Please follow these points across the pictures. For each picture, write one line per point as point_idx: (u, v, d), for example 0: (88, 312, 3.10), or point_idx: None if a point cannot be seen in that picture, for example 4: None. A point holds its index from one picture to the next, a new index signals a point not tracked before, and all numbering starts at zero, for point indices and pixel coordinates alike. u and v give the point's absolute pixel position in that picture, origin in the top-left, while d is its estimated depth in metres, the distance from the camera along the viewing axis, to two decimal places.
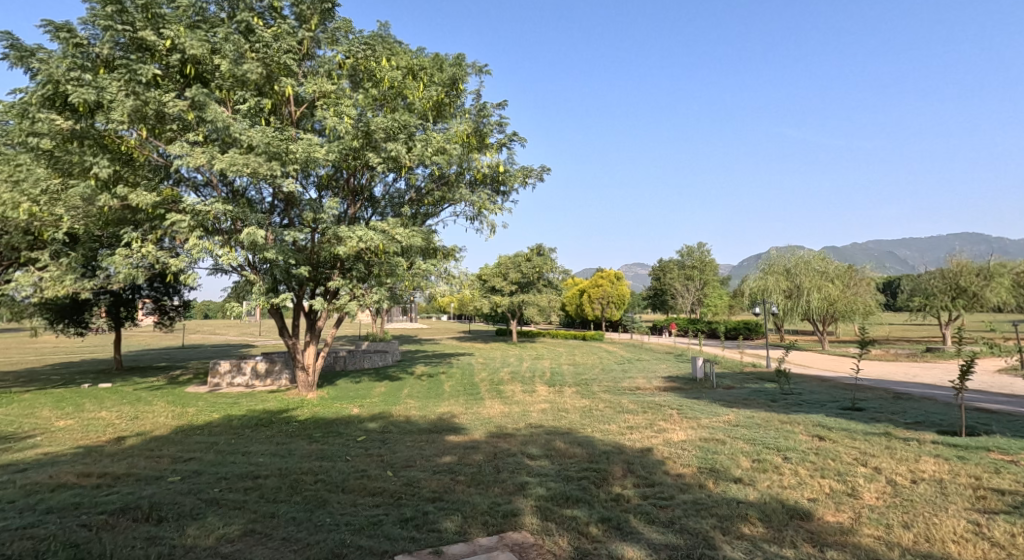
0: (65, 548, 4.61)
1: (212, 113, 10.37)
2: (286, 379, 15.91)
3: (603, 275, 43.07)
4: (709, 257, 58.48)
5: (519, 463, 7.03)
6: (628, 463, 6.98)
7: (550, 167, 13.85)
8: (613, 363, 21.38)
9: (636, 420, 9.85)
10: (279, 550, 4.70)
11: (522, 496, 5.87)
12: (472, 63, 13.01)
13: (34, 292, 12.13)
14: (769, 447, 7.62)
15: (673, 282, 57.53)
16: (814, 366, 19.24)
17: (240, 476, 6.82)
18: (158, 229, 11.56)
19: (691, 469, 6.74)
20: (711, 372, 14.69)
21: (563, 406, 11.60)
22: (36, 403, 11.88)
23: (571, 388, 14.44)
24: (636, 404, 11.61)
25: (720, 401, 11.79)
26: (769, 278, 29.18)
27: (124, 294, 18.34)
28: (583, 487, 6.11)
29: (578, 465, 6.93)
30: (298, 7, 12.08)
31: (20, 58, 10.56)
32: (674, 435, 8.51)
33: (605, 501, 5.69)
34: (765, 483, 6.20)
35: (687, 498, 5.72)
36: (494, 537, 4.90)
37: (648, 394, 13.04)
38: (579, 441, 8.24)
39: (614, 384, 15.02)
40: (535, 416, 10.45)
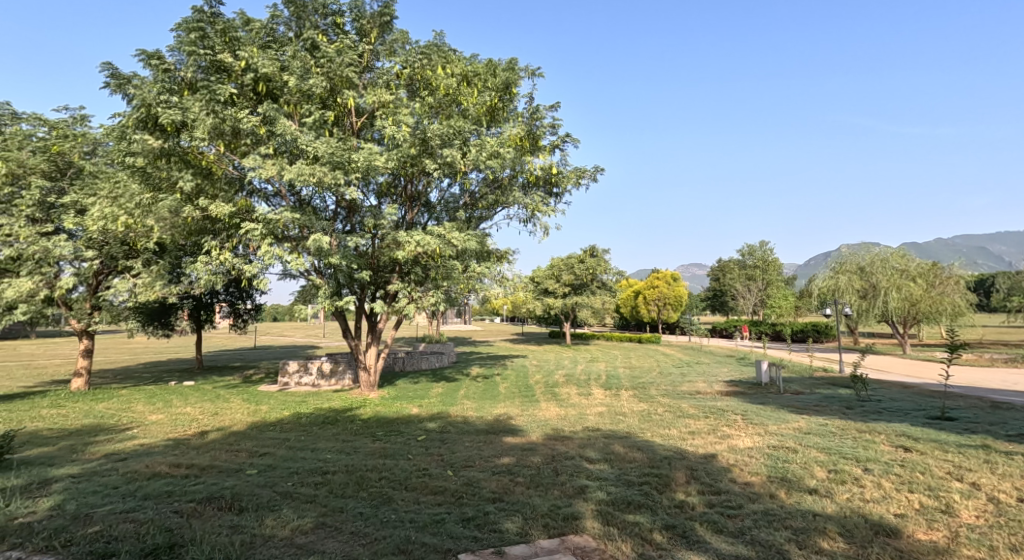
0: (161, 532, 5.01)
1: (282, 127, 10.95)
2: (349, 379, 16.54)
3: (660, 275, 42.10)
4: (772, 256, 56.05)
5: (578, 466, 7.04)
6: (691, 470, 6.85)
7: (605, 168, 13.69)
8: (671, 366, 20.96)
9: (698, 425, 9.64)
10: (349, 543, 4.93)
11: (583, 499, 5.89)
12: (525, 66, 13.06)
13: (129, 297, 13.17)
14: (846, 457, 7.28)
15: (734, 283, 55.44)
16: (895, 371, 18.13)
17: (310, 471, 7.17)
18: (234, 238, 12.34)
19: (760, 478, 6.54)
20: (778, 376, 14.11)
21: (621, 410, 11.49)
22: (132, 398, 12.93)
23: (628, 391, 14.27)
24: (697, 408, 11.36)
25: (787, 407, 11.34)
26: (840, 277, 27.65)
27: (204, 298, 19.56)
28: (646, 492, 6.06)
29: (640, 469, 6.86)
30: (358, 21, 12.67)
31: (119, 85, 11.54)
32: (740, 442, 8.28)
33: (669, 508, 5.62)
34: (845, 495, 5.94)
35: (757, 508, 5.56)
36: (556, 539, 4.95)
37: (710, 399, 12.71)
38: (639, 445, 8.15)
39: (673, 388, 14.77)
40: (593, 419, 10.39)
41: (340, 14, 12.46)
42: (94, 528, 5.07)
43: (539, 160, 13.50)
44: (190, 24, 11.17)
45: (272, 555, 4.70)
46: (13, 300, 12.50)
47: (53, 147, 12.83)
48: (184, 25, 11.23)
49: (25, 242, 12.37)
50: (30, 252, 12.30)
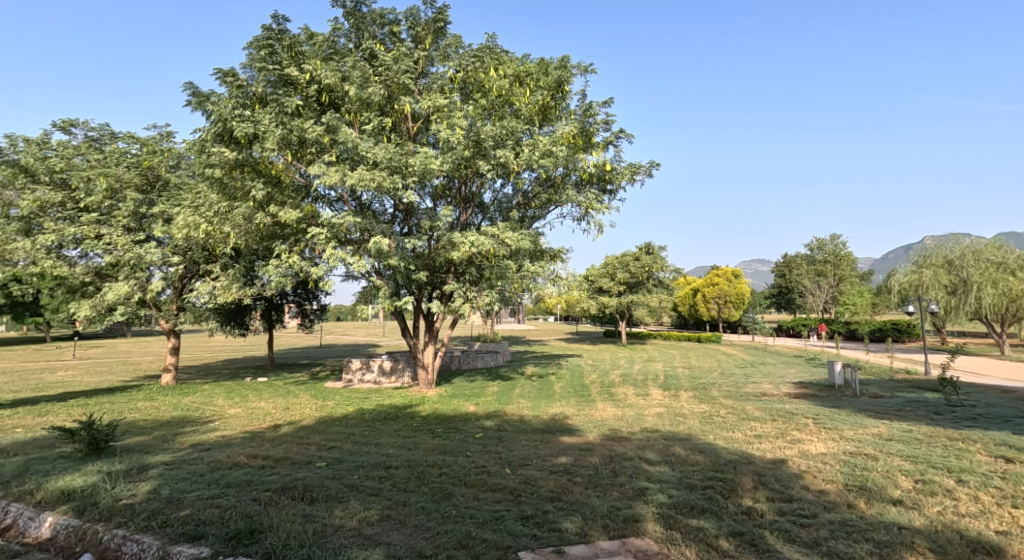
0: (242, 518, 5.43)
1: (343, 135, 11.44)
2: (408, 377, 17.08)
3: (718, 272, 40.97)
4: (845, 250, 52.82)
5: (637, 467, 7.05)
6: (759, 475, 6.72)
7: (660, 163, 13.51)
8: (732, 367, 20.38)
9: (765, 428, 9.40)
10: (413, 536, 5.17)
11: (643, 501, 5.91)
12: (577, 63, 13.05)
13: (210, 299, 14.14)
14: (936, 467, 6.93)
15: (802, 279, 52.84)
16: (992, 375, 16.75)
17: (375, 465, 7.54)
18: (301, 242, 13.02)
19: (836, 486, 6.35)
20: (853, 378, 13.48)
21: (680, 411, 11.35)
22: (213, 393, 13.90)
23: (687, 392, 14.05)
24: (762, 410, 11.05)
25: (863, 411, 10.84)
26: (925, 272, 26.05)
27: (274, 299, 20.69)
28: (710, 496, 6.01)
29: (703, 473, 6.80)
30: (414, 29, 13.09)
31: (199, 102, 12.43)
32: (812, 447, 8.02)
33: (736, 514, 5.56)
34: (935, 508, 5.69)
35: (834, 518, 5.43)
36: (616, 541, 5.01)
37: (775, 401, 12.31)
38: (700, 448, 8.06)
39: (736, 389, 14.41)
40: (652, 419, 10.33)
41: (396, 23, 12.89)
42: (185, 511, 5.54)
43: (592, 157, 13.47)
44: (260, 42, 11.95)
45: (343, 543, 4.99)
46: (112, 302, 13.72)
47: (145, 161, 13.97)
48: (255, 43, 12.03)
49: (122, 250, 13.55)
50: (126, 259, 13.47)
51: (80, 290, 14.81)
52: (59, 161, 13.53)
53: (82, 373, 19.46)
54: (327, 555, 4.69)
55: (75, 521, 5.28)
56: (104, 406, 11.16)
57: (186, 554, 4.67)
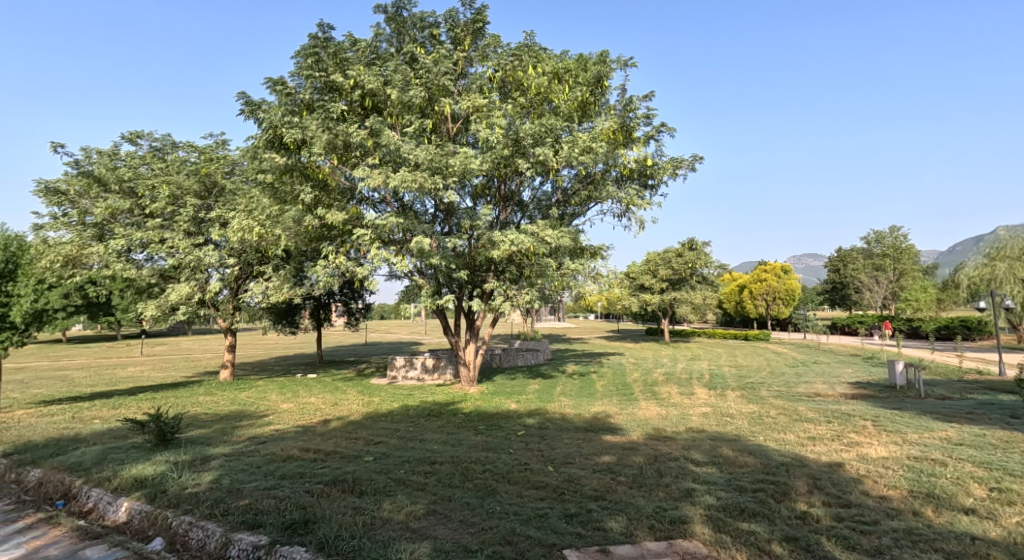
0: (297, 508, 5.68)
1: (386, 138, 11.74)
2: (450, 374, 17.34)
3: (766, 267, 39.66)
4: (906, 243, 50.29)
5: (683, 468, 7.00)
6: (814, 479, 6.56)
7: (703, 156, 13.27)
8: (783, 366, 19.55)
9: (819, 430, 9.15)
10: (459, 531, 5.31)
11: (690, 503, 5.88)
12: (617, 57, 12.95)
13: (263, 298, 14.76)
14: (1012, 475, 6.60)
15: (859, 274, 50.72)
16: None
17: (420, 460, 7.75)
18: (347, 243, 13.43)
19: (899, 492, 6.15)
20: (917, 379, 12.90)
21: (727, 411, 11.15)
22: (267, 388, 14.52)
23: (733, 392, 13.76)
24: (816, 411, 10.74)
25: (929, 414, 10.38)
26: (997, 265, 24.50)
27: (322, 298, 21.37)
28: (761, 499, 5.93)
29: (753, 475, 6.70)
30: (453, 31, 13.30)
31: (251, 111, 12.98)
32: (871, 451, 7.77)
33: (789, 518, 5.47)
34: (1010, 518, 5.44)
35: (897, 526, 5.27)
36: (663, 543, 5.01)
37: (830, 402, 11.92)
38: (750, 449, 7.93)
39: (786, 389, 14.01)
40: (697, 419, 10.19)
41: (436, 26, 13.13)
42: (245, 500, 5.84)
43: (632, 152, 13.35)
44: (307, 51, 12.39)
45: (392, 536, 5.16)
46: (175, 302, 14.53)
47: (203, 169, 14.72)
48: (302, 52, 12.48)
49: (182, 252, 14.31)
50: (187, 261, 14.22)
51: (146, 291, 15.72)
52: (127, 171, 14.45)
53: (148, 369, 20.66)
54: (377, 547, 4.86)
55: (147, 507, 5.66)
56: (169, 400, 11.84)
57: (246, 542, 4.93)
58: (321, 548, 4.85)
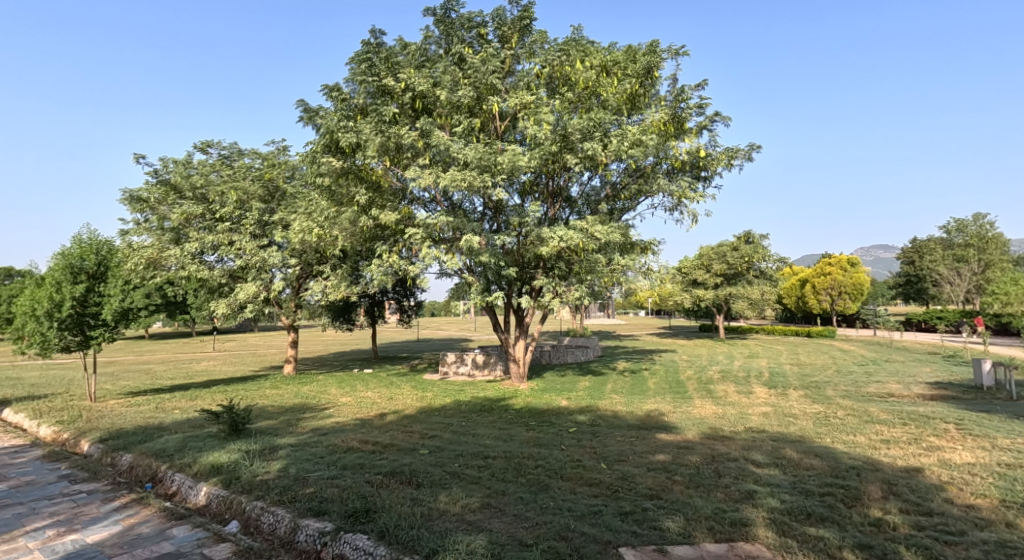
0: (359, 497, 5.96)
1: (436, 139, 12.00)
2: (500, 370, 17.51)
3: (831, 262, 38.13)
4: (991, 232, 46.66)
5: (743, 469, 6.87)
6: (890, 484, 6.31)
7: (760, 146, 12.83)
8: (852, 367, 18.05)
9: (894, 432, 8.74)
10: (513, 525, 5.43)
11: (752, 505, 5.77)
12: (668, 46, 12.69)
13: (322, 297, 15.40)
14: None
15: (938, 266, 47.18)
16: None
17: (474, 455, 7.93)
18: (399, 242, 13.84)
19: (988, 501, 5.83)
20: (1007, 379, 12.05)
21: (789, 410, 10.81)
22: (327, 383, 15.16)
23: (795, 391, 13.29)
24: (889, 413, 10.25)
25: (1020, 418, 9.71)
26: None
27: (376, 296, 22.01)
28: (829, 504, 5.76)
29: (820, 478, 6.50)
30: (500, 29, 13.42)
31: (309, 117, 13.54)
32: (955, 456, 7.37)
33: (863, 525, 5.30)
34: None
35: (986, 538, 5.01)
36: (723, 545, 4.96)
37: (906, 403, 11.33)
38: (816, 451, 7.68)
39: (854, 388, 13.39)
40: (757, 419, 9.94)
41: (483, 26, 13.30)
42: (310, 488, 6.16)
43: (684, 144, 13.05)
44: (360, 57, 12.81)
45: (448, 527, 5.34)
46: (243, 301, 15.39)
47: (266, 174, 15.52)
48: (356, 58, 12.92)
49: (249, 254, 15.14)
50: (253, 262, 15.05)
51: (218, 291, 16.70)
52: (199, 178, 15.39)
53: (220, 364, 21.94)
54: (435, 537, 5.04)
55: (224, 492, 6.08)
56: (239, 393, 12.58)
57: (313, 528, 5.22)
58: (383, 536, 5.07)
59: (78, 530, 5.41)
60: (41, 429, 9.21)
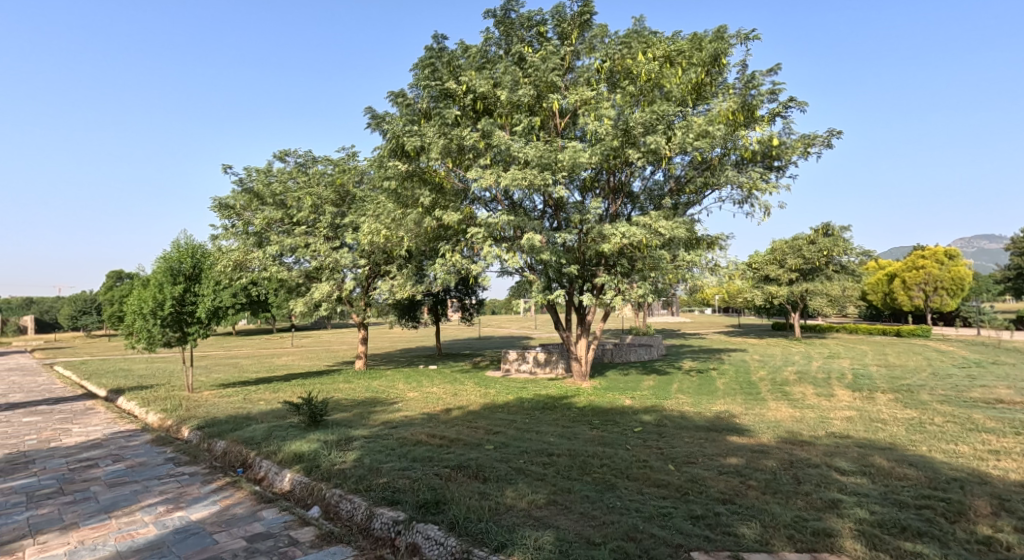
0: (428, 489, 6.17)
1: (497, 139, 12.14)
2: (562, 368, 17.48)
3: (926, 254, 35.64)
4: None
5: (826, 476, 6.57)
6: (999, 499, 5.85)
7: (841, 131, 12.14)
8: (950, 367, 17.44)
9: (1001, 443, 8.06)
10: (580, 523, 5.46)
11: (838, 515, 5.51)
12: (737, 30, 12.22)
13: (390, 295, 15.95)
14: None
15: None
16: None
17: (538, 452, 8.00)
18: (461, 242, 14.13)
19: None
20: None
21: (876, 415, 10.18)
22: (395, 378, 15.71)
23: (884, 394, 12.49)
24: (994, 421, 9.45)
25: None
26: None
27: (439, 294, 22.51)
28: (927, 518, 5.42)
29: (916, 490, 6.11)
30: (560, 26, 13.44)
31: (376, 123, 14.05)
32: None
33: (969, 543, 4.95)
34: None
35: None
36: (803, 554, 4.78)
37: (1014, 410, 10.39)
38: (909, 460, 7.22)
39: (952, 393, 12.43)
40: (839, 424, 9.44)
41: (543, 23, 13.33)
42: (383, 478, 6.43)
43: (755, 133, 12.52)
44: (424, 62, 13.18)
45: (516, 522, 5.44)
46: (317, 299, 16.20)
47: (337, 180, 16.27)
48: (419, 63, 13.30)
49: (323, 255, 15.93)
50: (327, 262, 15.82)
51: (295, 290, 17.66)
52: (278, 186, 16.35)
53: (298, 359, 23.23)
54: (504, 531, 5.15)
55: (306, 479, 6.47)
56: (317, 387, 13.28)
57: (387, 517, 5.46)
58: (453, 528, 5.23)
59: (183, 508, 5.92)
60: (149, 416, 10.12)
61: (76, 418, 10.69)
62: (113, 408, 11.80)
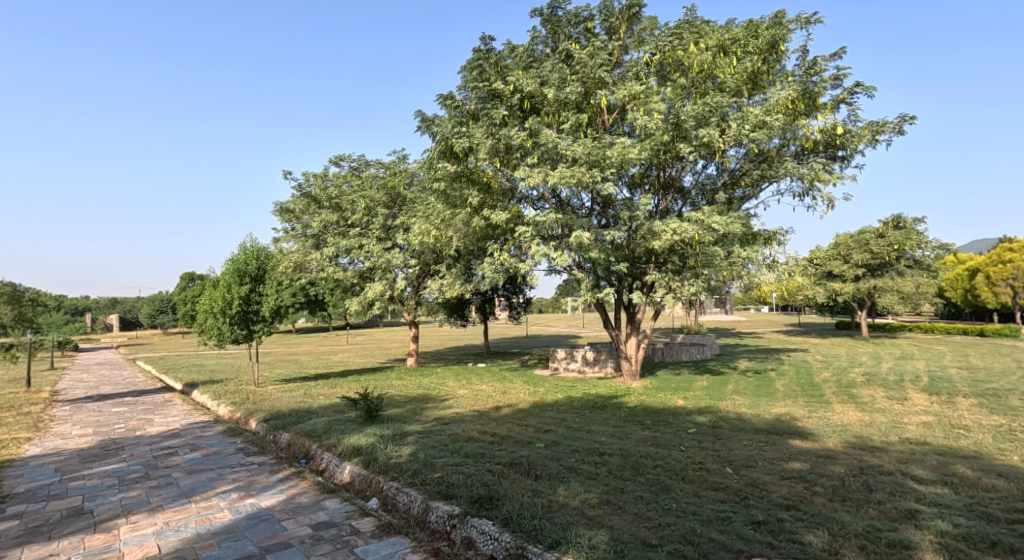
0: (482, 484, 6.23)
1: (544, 137, 12.09)
2: (611, 367, 17.28)
3: (1012, 247, 33.12)
4: None
5: (901, 485, 6.22)
6: None
7: (914, 116, 11.45)
8: None
9: None
10: (635, 524, 5.39)
11: (916, 526, 5.21)
12: (797, 15, 11.71)
13: (440, 294, 16.20)
14: None
15: None
16: None
17: (589, 451, 7.94)
18: (509, 241, 14.20)
19: None
20: None
21: (957, 421, 9.54)
22: (445, 376, 15.94)
23: (965, 399, 11.69)
24: None
25: None
26: None
27: (488, 293, 22.69)
28: (1019, 533, 5.04)
29: (1006, 503, 5.70)
30: (607, 21, 13.25)
31: (426, 126, 14.31)
32: None
33: None
34: None
35: None
36: None
37: None
38: (996, 470, 6.74)
39: None
40: (915, 430, 8.92)
41: (590, 19, 13.19)
42: (438, 473, 6.54)
43: (817, 121, 11.97)
44: (471, 64, 13.31)
45: (569, 520, 5.43)
46: (371, 299, 16.65)
47: (389, 182, 16.67)
48: (467, 65, 13.45)
49: (376, 255, 16.36)
50: (379, 263, 16.25)
51: (350, 290, 18.21)
52: (334, 189, 16.94)
53: (353, 356, 23.99)
54: (557, 529, 5.14)
55: (365, 471, 6.67)
56: (372, 383, 13.66)
57: (442, 511, 5.55)
58: (507, 524, 5.27)
59: (254, 495, 6.22)
60: (219, 409, 10.70)
61: (157, 409, 11.45)
62: (187, 400, 12.54)
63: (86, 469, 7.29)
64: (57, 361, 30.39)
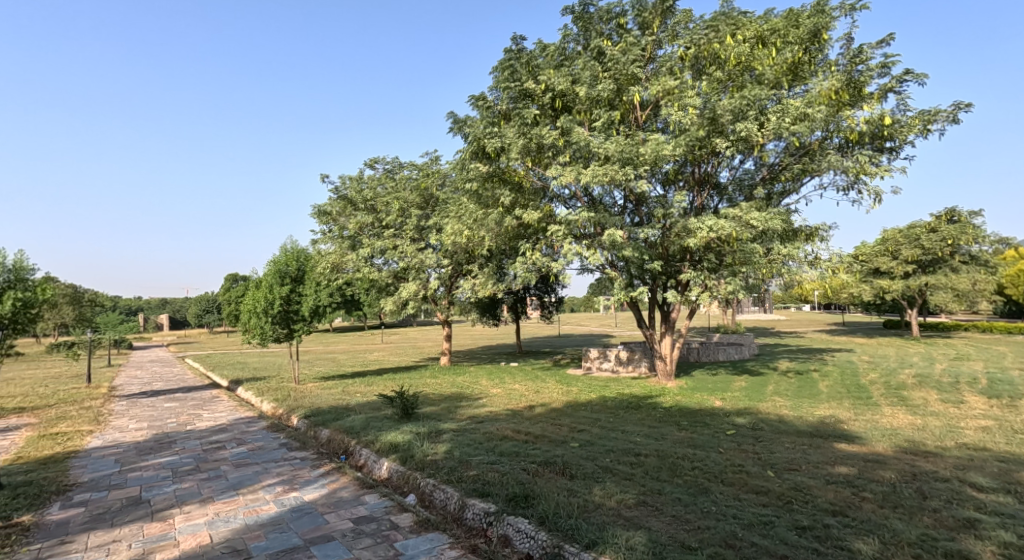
0: (517, 483, 6.23)
1: (576, 136, 12.00)
2: (645, 367, 17.06)
3: None
4: None
5: (957, 492, 5.94)
6: None
7: (969, 103, 10.91)
8: None
9: None
10: (673, 525, 5.30)
11: (975, 536, 4.97)
12: (841, 2, 11.30)
13: (473, 294, 16.29)
14: None
15: None
16: None
17: (625, 451, 7.85)
18: (541, 240, 14.18)
19: None
20: None
21: (1017, 426, 9.06)
22: (479, 375, 16.02)
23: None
24: None
25: None
26: None
27: (520, 292, 22.69)
28: None
29: None
30: (640, 16, 13.05)
31: (458, 127, 14.40)
32: None
33: None
34: None
35: None
36: None
37: None
38: None
39: None
40: (970, 434, 8.51)
41: (623, 15, 13.03)
42: (473, 470, 6.58)
43: (863, 112, 11.54)
44: (503, 64, 13.33)
45: (606, 520, 5.38)
46: (405, 298, 16.86)
47: (421, 183, 16.86)
48: (498, 65, 13.48)
49: (410, 256, 16.57)
50: (413, 263, 16.45)
51: (384, 290, 18.48)
52: (368, 192, 17.26)
53: (388, 354, 24.38)
54: (594, 529, 5.10)
55: (402, 468, 6.75)
56: (407, 382, 13.84)
57: (478, 509, 5.57)
58: (543, 522, 5.25)
59: (297, 489, 6.37)
60: (262, 406, 11.01)
61: (204, 405, 11.87)
62: (232, 397, 12.96)
63: (141, 461, 7.61)
64: (112, 358, 31.88)
